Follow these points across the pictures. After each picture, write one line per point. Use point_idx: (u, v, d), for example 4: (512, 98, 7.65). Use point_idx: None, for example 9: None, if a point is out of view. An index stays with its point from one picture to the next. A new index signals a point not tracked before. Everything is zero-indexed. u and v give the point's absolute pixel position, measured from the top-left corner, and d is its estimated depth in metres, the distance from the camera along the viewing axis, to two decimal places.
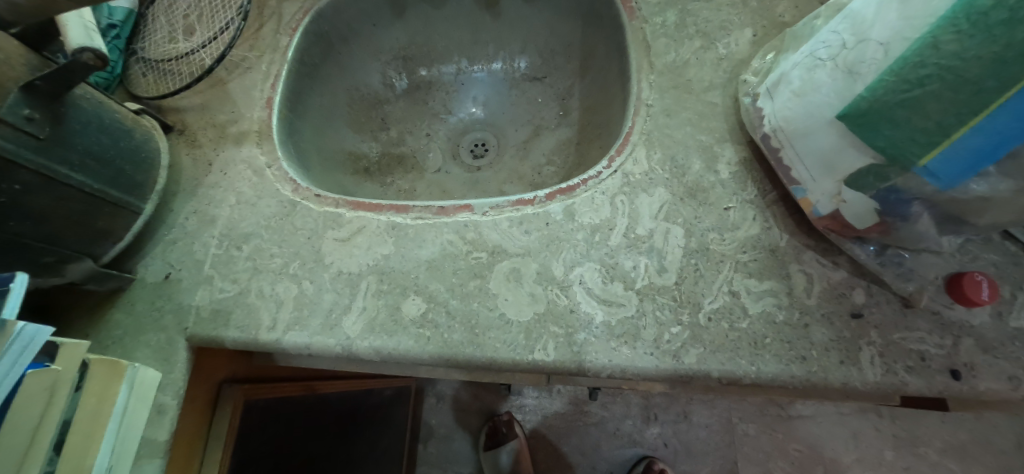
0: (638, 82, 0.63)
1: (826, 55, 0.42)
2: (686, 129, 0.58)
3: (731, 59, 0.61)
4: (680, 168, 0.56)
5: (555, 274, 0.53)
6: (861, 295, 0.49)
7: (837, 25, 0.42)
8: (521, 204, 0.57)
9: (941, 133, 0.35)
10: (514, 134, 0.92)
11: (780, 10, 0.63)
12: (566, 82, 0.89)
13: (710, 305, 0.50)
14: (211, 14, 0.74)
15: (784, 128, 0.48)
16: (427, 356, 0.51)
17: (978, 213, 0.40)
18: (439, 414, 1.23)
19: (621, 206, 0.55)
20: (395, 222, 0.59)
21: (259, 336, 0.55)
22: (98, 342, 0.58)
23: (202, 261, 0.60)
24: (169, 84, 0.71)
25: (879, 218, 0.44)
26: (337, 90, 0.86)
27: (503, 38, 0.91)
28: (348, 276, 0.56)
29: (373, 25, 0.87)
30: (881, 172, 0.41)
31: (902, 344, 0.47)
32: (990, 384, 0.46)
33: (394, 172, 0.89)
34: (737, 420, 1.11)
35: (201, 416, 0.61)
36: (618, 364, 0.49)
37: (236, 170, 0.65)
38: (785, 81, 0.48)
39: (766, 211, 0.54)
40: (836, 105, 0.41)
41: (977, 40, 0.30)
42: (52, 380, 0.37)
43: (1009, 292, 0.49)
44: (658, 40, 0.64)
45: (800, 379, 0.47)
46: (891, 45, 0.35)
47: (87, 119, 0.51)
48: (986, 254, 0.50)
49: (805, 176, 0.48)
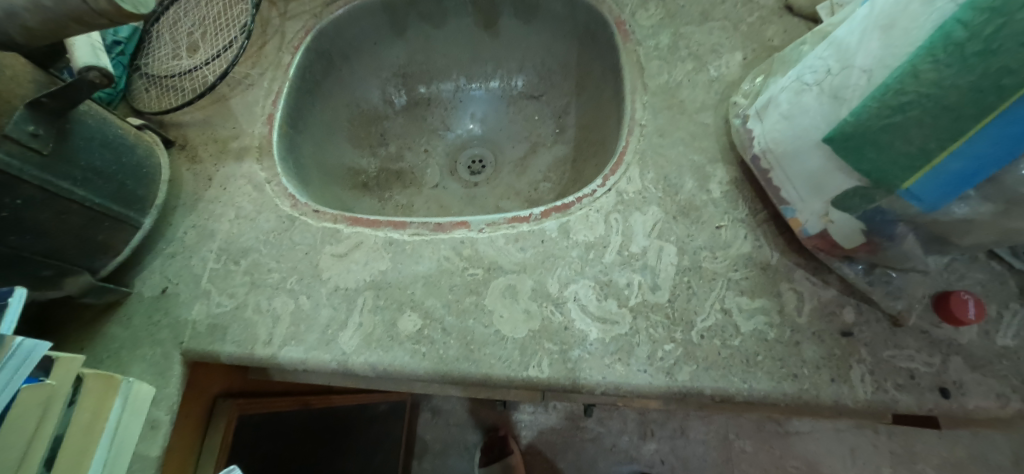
0: (631, 103, 0.65)
1: (812, 80, 0.44)
2: (679, 148, 0.60)
3: (722, 81, 0.63)
4: (672, 187, 0.58)
5: (550, 290, 0.54)
6: (850, 313, 0.50)
7: (822, 52, 0.43)
8: (516, 221, 0.58)
9: (922, 157, 0.36)
10: (511, 150, 0.93)
11: (770, 34, 0.65)
12: (563, 101, 0.91)
13: (702, 323, 0.51)
14: (215, 32, 0.76)
15: (773, 150, 0.50)
16: (423, 372, 0.52)
17: (962, 234, 0.41)
18: (434, 430, 1.22)
19: (615, 224, 0.56)
20: (392, 238, 0.59)
21: (255, 351, 0.55)
22: (94, 355, 0.58)
23: (199, 275, 0.61)
24: (170, 100, 0.72)
25: (865, 238, 0.46)
26: (336, 106, 0.87)
27: (501, 57, 0.93)
28: (345, 291, 0.57)
29: (373, 44, 0.89)
30: (866, 194, 0.42)
31: (892, 362, 0.48)
32: (978, 402, 0.46)
33: (392, 187, 0.90)
34: (734, 436, 1.10)
35: (194, 431, 0.61)
36: (612, 380, 0.49)
37: (236, 185, 0.66)
38: (773, 104, 0.49)
39: (756, 230, 0.55)
40: (823, 128, 0.43)
41: (955, 70, 0.31)
42: (47, 394, 0.37)
43: (995, 310, 0.50)
44: (651, 63, 0.66)
45: (793, 397, 0.47)
46: (873, 72, 0.37)
47: (90, 134, 0.51)
48: (972, 273, 0.51)
49: (794, 196, 0.50)
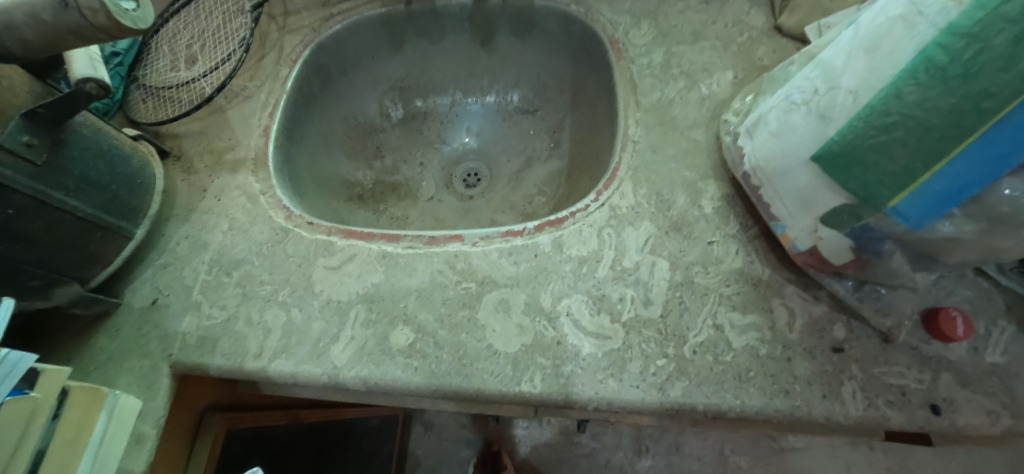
0: (624, 119, 0.66)
1: (799, 99, 0.45)
2: (671, 165, 0.61)
3: (713, 98, 0.64)
4: (665, 203, 0.58)
5: (543, 305, 0.54)
6: (841, 329, 0.51)
7: (809, 73, 0.44)
8: (510, 235, 0.58)
9: (907, 177, 0.37)
10: (506, 164, 0.94)
11: (759, 54, 0.66)
12: (557, 116, 0.92)
13: (694, 338, 0.51)
14: (214, 45, 0.77)
15: (763, 167, 0.51)
16: (415, 386, 0.51)
17: (949, 251, 0.42)
18: (426, 445, 1.20)
19: (608, 239, 0.57)
20: (385, 251, 0.59)
21: (244, 364, 0.54)
22: (80, 367, 0.57)
23: (191, 286, 0.60)
24: (167, 111, 0.72)
25: (854, 255, 0.46)
26: (334, 119, 0.88)
27: (497, 73, 0.94)
28: (337, 304, 0.57)
29: (371, 58, 0.90)
30: (854, 211, 0.43)
31: (883, 378, 0.48)
32: (969, 418, 0.46)
33: (387, 200, 0.90)
34: (730, 453, 1.10)
35: (181, 446, 0.60)
36: (604, 396, 0.49)
37: (230, 196, 0.66)
38: (763, 122, 0.50)
39: (748, 246, 0.55)
40: (811, 147, 0.43)
41: (936, 92, 0.32)
42: (31, 407, 0.36)
43: (983, 327, 0.50)
44: (644, 80, 0.67)
45: (784, 413, 0.47)
46: (859, 93, 0.38)
47: (84, 144, 0.51)
48: (959, 290, 0.52)
49: (784, 213, 0.50)
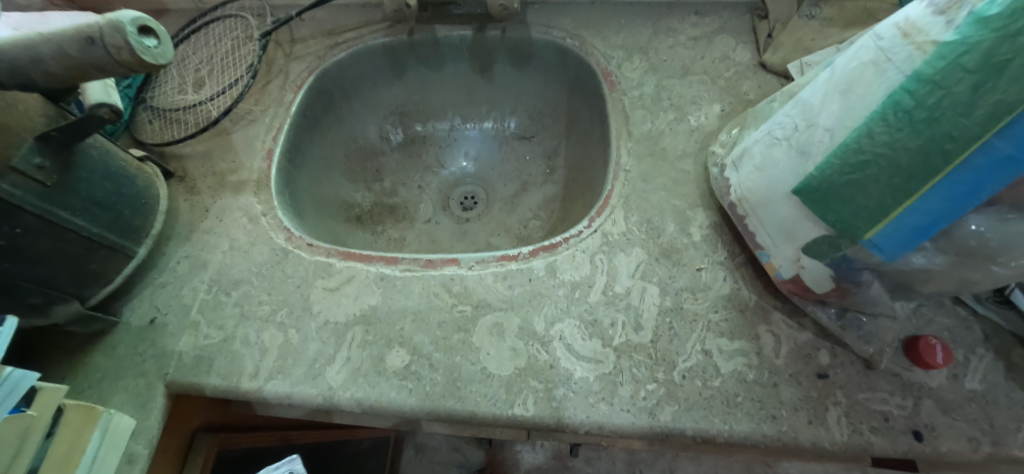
0: (617, 148, 0.69)
1: (781, 135, 0.47)
2: (661, 193, 0.63)
3: (701, 130, 0.67)
4: (655, 230, 0.60)
5: (536, 329, 0.55)
6: (825, 355, 0.52)
7: (789, 110, 0.47)
8: (506, 259, 0.60)
9: (882, 211, 0.39)
10: (502, 188, 0.96)
11: (745, 89, 0.70)
12: (553, 142, 0.95)
13: (684, 363, 0.52)
14: (222, 70, 0.79)
15: (747, 198, 0.53)
16: (409, 408, 0.52)
17: (924, 281, 0.44)
18: (418, 468, 1.18)
19: (600, 264, 0.58)
20: (383, 273, 0.61)
21: (240, 384, 0.55)
22: (74, 386, 0.57)
23: (189, 305, 0.61)
24: (173, 132, 0.74)
25: (835, 283, 0.48)
26: (335, 142, 0.91)
27: (495, 100, 0.98)
28: (334, 326, 0.57)
29: (373, 84, 0.93)
30: (834, 242, 0.45)
31: (867, 404, 0.50)
32: (951, 445, 0.47)
33: (385, 221, 0.92)
34: None
35: (171, 466, 0.60)
36: (595, 420, 0.50)
37: (232, 217, 0.67)
38: (747, 156, 0.53)
39: (735, 272, 0.57)
40: (793, 180, 0.46)
41: (905, 133, 0.34)
42: (25, 425, 0.37)
43: (962, 355, 0.52)
44: (636, 111, 0.70)
45: (772, 438, 0.48)
46: (835, 131, 0.40)
47: (93, 165, 0.53)
48: (938, 319, 0.54)
49: (768, 242, 0.53)
